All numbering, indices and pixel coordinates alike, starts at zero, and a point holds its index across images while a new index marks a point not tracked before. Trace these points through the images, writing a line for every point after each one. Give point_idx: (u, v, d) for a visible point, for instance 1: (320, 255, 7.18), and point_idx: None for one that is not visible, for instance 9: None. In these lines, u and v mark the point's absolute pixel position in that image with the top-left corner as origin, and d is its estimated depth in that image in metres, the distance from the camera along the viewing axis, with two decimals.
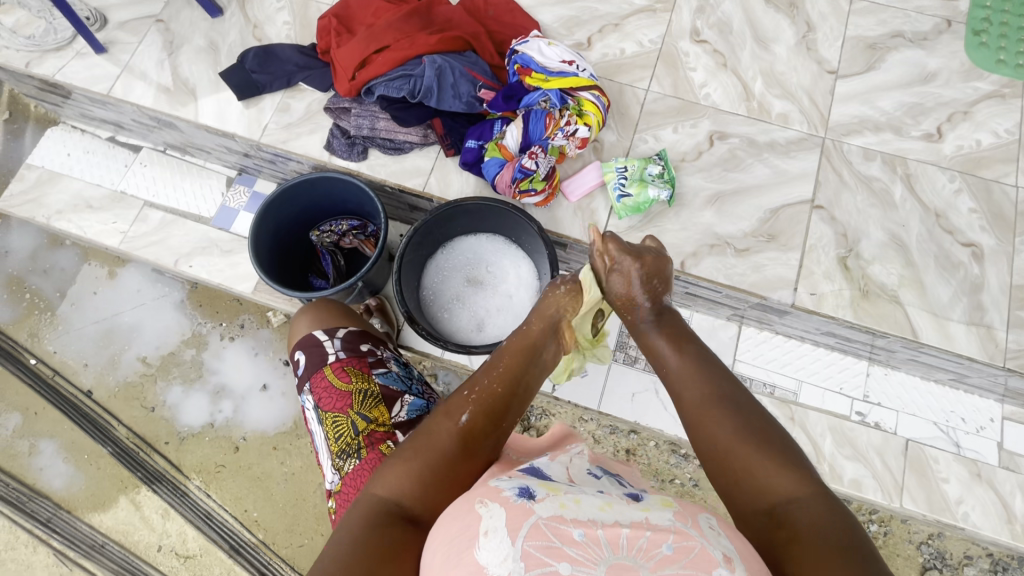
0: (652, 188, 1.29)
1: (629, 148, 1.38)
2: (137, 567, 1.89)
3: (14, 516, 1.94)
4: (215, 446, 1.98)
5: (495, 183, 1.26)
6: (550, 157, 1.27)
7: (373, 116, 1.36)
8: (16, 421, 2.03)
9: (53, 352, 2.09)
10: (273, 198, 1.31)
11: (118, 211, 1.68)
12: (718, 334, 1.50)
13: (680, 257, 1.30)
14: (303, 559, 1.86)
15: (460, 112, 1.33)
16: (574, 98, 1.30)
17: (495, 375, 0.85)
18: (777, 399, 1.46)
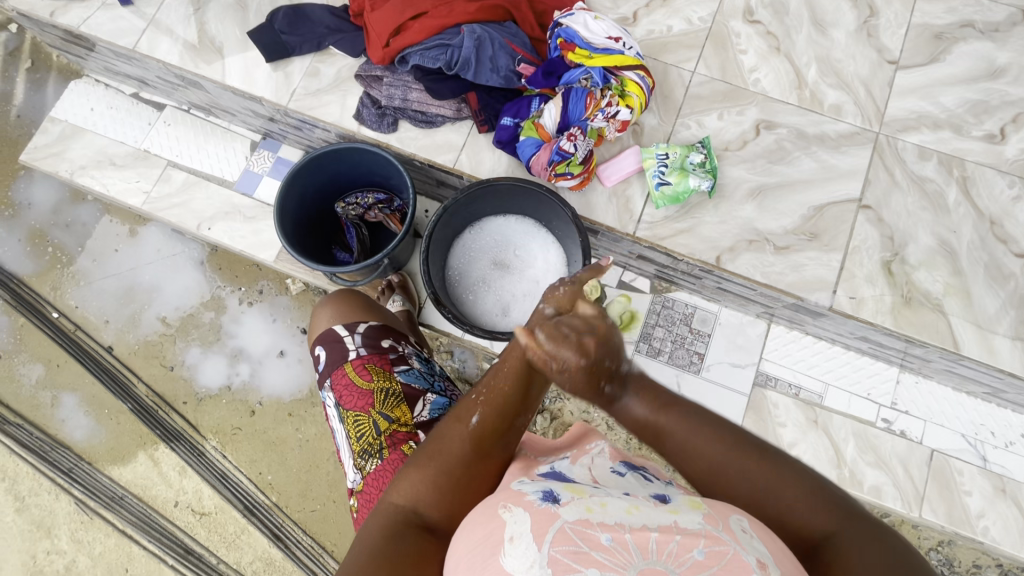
0: (693, 178, 1.23)
1: (671, 134, 1.31)
2: (153, 521, 1.93)
3: (38, 463, 1.99)
4: (232, 409, 2.00)
5: (530, 164, 1.22)
6: (589, 139, 1.21)
7: (406, 86, 1.31)
8: (40, 372, 2.07)
9: (75, 306, 2.11)
10: (300, 164, 1.28)
11: (141, 170, 1.66)
12: (746, 331, 1.48)
13: (716, 251, 1.26)
14: (315, 524, 1.89)
15: (496, 87, 1.28)
16: (617, 78, 1.23)
17: (504, 374, 0.76)
18: (801, 401, 1.43)
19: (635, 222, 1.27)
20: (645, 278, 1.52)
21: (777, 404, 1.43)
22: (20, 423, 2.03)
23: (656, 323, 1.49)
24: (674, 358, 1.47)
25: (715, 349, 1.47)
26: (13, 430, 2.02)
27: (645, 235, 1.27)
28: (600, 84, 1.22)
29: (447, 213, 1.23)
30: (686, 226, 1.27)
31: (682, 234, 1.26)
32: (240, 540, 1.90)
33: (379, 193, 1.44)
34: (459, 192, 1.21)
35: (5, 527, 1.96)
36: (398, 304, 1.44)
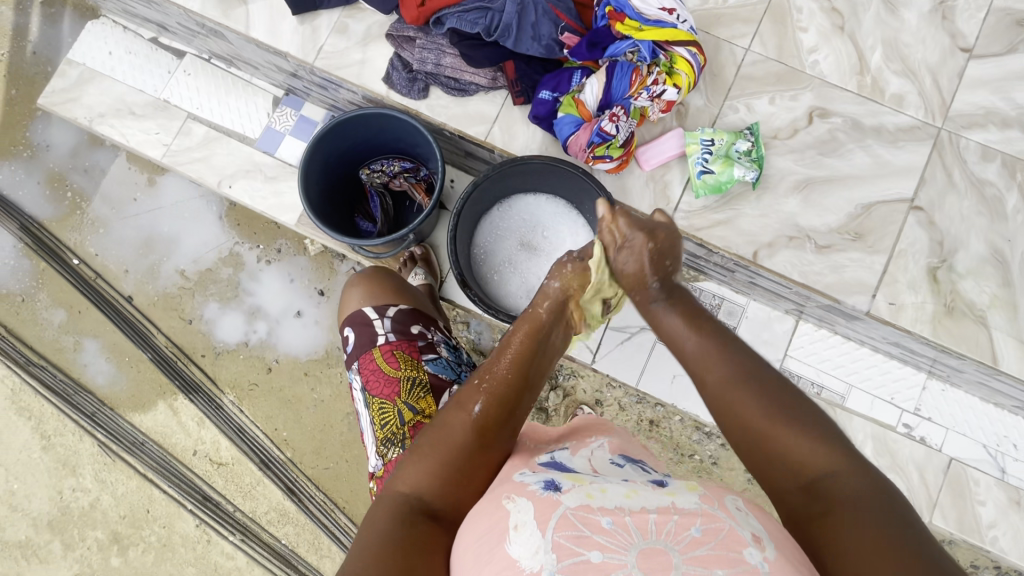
0: (738, 167, 1.16)
1: (717, 116, 1.23)
2: (173, 468, 1.99)
3: (62, 406, 2.05)
4: (249, 365, 2.03)
5: (568, 144, 1.15)
6: (631, 120, 1.15)
7: (440, 51, 1.24)
8: (62, 317, 2.10)
9: (95, 254, 2.11)
10: (325, 130, 1.23)
11: (161, 121, 1.61)
12: (773, 326, 1.44)
13: (754, 247, 1.21)
14: (328, 481, 1.95)
15: (536, 56, 1.20)
16: (666, 53, 1.15)
17: (501, 366, 0.80)
18: (822, 400, 1.41)
19: (671, 210, 1.22)
20: None
21: None
22: (44, 365, 2.08)
23: None
24: None
25: None
26: (38, 372, 2.07)
27: (681, 224, 1.22)
28: (647, 60, 1.13)
29: (477, 190, 1.18)
30: (725, 217, 1.21)
31: (720, 226, 1.21)
32: (256, 491, 1.96)
33: (406, 160, 1.39)
34: (490, 169, 1.15)
35: (32, 463, 2.04)
36: (419, 278, 1.41)
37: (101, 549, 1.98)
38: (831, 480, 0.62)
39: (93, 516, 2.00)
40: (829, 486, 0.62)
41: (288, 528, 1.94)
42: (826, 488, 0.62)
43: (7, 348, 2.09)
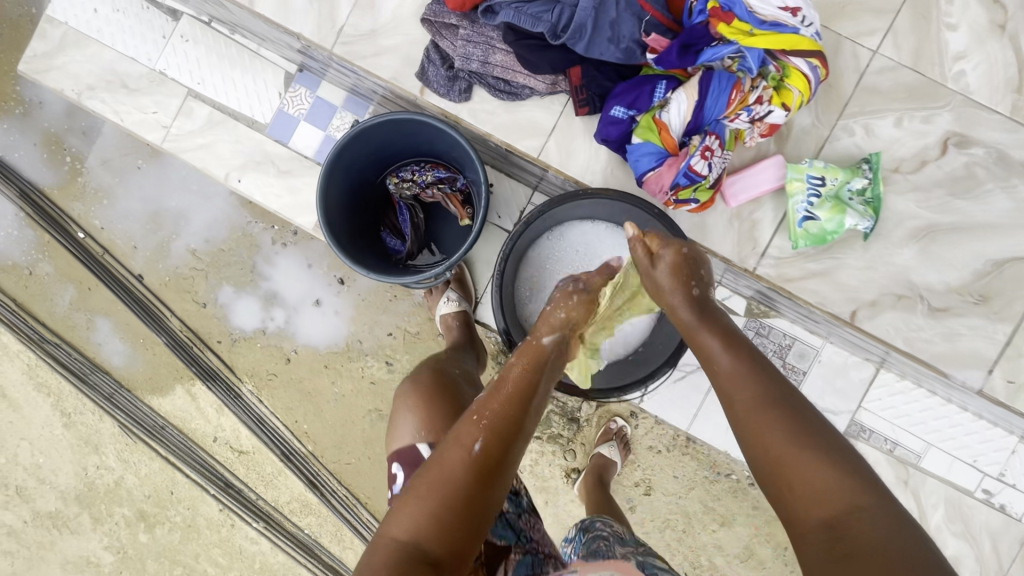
0: (851, 215, 0.95)
1: (827, 141, 1.00)
2: (193, 454, 1.96)
3: (79, 386, 2.00)
4: (268, 354, 1.94)
5: (645, 182, 0.93)
6: (726, 153, 0.94)
7: (489, 46, 1.00)
8: (71, 294, 2.00)
9: (101, 227, 1.97)
10: (345, 140, 1.04)
11: (159, 97, 1.40)
12: (849, 373, 1.28)
13: (852, 305, 1.02)
14: (350, 475, 1.91)
15: (612, 60, 0.95)
16: (778, 63, 0.91)
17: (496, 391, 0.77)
18: (894, 458, 1.28)
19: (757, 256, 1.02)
20: (740, 297, 1.29)
21: (865, 457, 1.28)
22: (58, 343, 2.00)
23: None
24: None
25: (808, 389, 1.29)
26: (53, 350, 2.00)
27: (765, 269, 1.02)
28: (752, 73, 0.90)
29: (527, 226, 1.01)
30: (821, 268, 1.01)
31: (814, 278, 1.01)
32: (277, 481, 1.94)
33: (440, 169, 1.18)
34: (544, 204, 0.98)
35: (55, 440, 2.03)
36: (453, 303, 1.26)
37: (128, 526, 2.01)
38: (857, 515, 0.57)
39: (118, 494, 2.01)
40: (853, 523, 0.57)
41: (311, 519, 1.93)
42: (852, 525, 0.57)
43: (18, 323, 2.00)
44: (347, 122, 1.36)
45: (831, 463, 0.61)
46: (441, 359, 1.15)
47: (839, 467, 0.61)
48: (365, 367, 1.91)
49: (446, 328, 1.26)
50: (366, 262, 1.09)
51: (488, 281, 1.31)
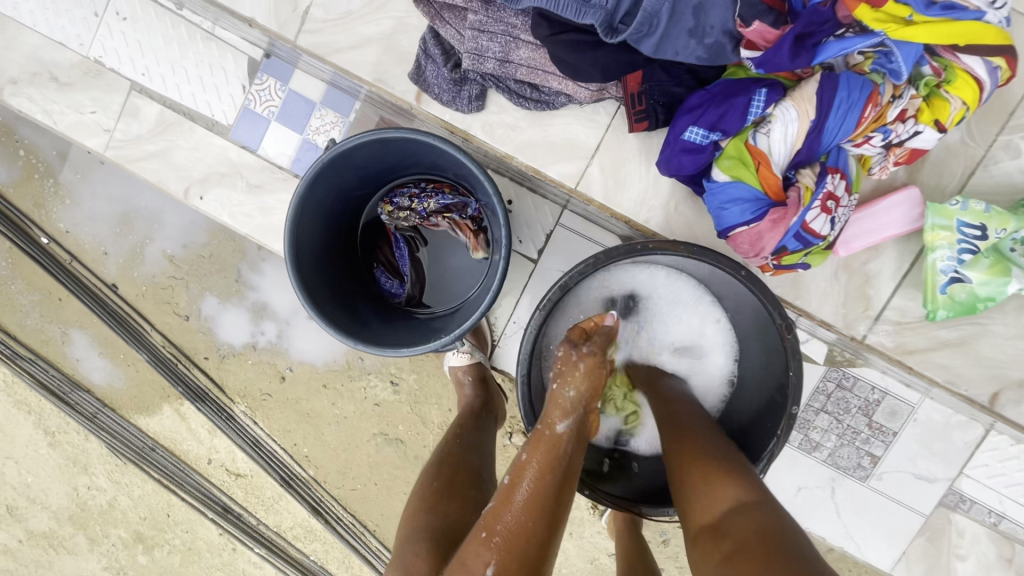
0: (1014, 279, 0.85)
1: (982, 163, 0.89)
2: (189, 479, 1.57)
3: (59, 405, 1.58)
4: (260, 372, 1.53)
5: (733, 236, 0.76)
6: (853, 197, 0.77)
7: (509, 41, 0.84)
8: (41, 303, 1.57)
9: (66, 231, 1.54)
10: (322, 164, 0.78)
11: (97, 93, 1.14)
12: (951, 435, 1.04)
13: (997, 385, 0.98)
14: (357, 503, 1.52)
15: (690, 60, 0.75)
16: (934, 65, 0.73)
17: (509, 501, 0.63)
18: (999, 533, 1.06)
19: (870, 320, 0.97)
20: (819, 341, 1.03)
21: (962, 531, 1.07)
22: (32, 358, 1.58)
23: (822, 408, 1.05)
24: (836, 457, 1.06)
25: (897, 453, 1.05)
26: (27, 367, 1.58)
27: (878, 336, 0.98)
28: (898, 78, 0.72)
29: (565, 290, 0.75)
30: (958, 338, 0.98)
31: (949, 349, 0.98)
32: (279, 505, 1.54)
33: (445, 193, 0.93)
34: (589, 264, 0.71)
35: (40, 461, 1.61)
36: (465, 355, 1.03)
37: (126, 548, 1.62)
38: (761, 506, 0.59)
39: (114, 516, 1.61)
40: (761, 513, 0.58)
41: (317, 545, 1.55)
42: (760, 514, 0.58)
43: None
44: (328, 122, 1.08)
45: (730, 477, 0.63)
46: (441, 507, 0.80)
47: (745, 478, 0.64)
48: (369, 387, 1.50)
49: (458, 384, 1.04)
50: (352, 319, 0.86)
51: (508, 322, 1.06)
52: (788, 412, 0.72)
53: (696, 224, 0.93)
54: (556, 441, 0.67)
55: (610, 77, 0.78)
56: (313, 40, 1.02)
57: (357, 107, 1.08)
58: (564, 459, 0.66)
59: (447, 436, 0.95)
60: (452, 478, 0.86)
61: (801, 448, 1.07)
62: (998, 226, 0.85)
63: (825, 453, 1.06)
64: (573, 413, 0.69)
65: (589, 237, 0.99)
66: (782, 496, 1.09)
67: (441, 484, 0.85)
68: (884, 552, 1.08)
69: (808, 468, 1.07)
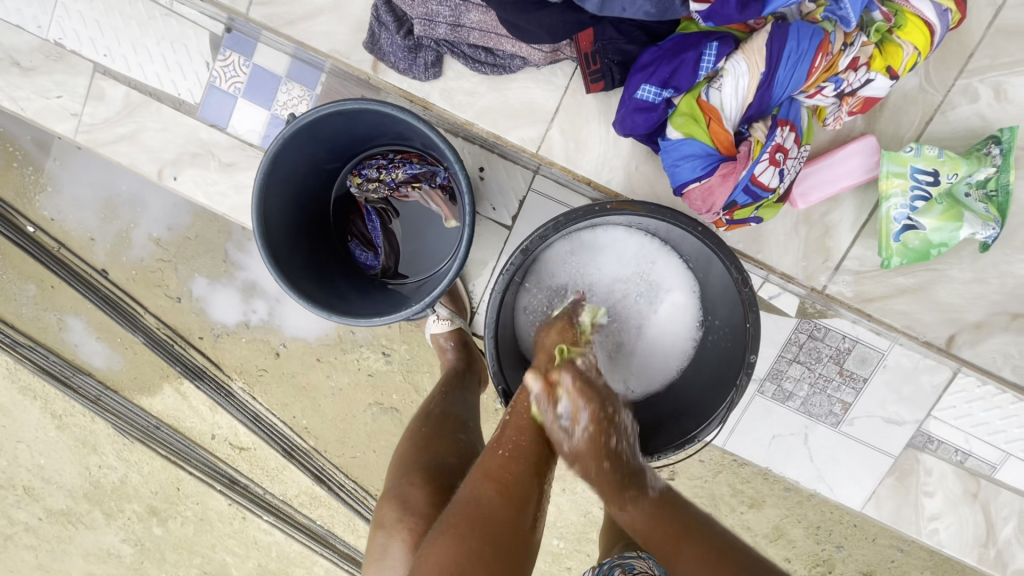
0: (966, 223, 0.86)
1: (940, 109, 0.89)
2: (194, 454, 1.62)
3: (62, 389, 1.62)
4: (253, 349, 1.56)
5: (687, 194, 0.77)
6: (804, 150, 0.78)
7: (459, 4, 0.86)
8: (33, 291, 1.59)
9: (50, 219, 1.53)
10: (285, 139, 0.79)
11: (60, 77, 1.12)
12: (919, 378, 1.07)
13: (954, 328, 1.03)
14: (357, 469, 1.58)
15: (641, 15, 0.73)
16: (885, 8, 0.73)
17: (524, 427, 0.69)
18: (965, 470, 1.11)
19: (829, 271, 1.01)
20: (790, 294, 1.05)
21: (930, 470, 1.11)
22: (32, 346, 1.61)
23: (794, 358, 1.07)
24: (808, 405, 1.10)
25: (868, 399, 1.08)
26: (28, 355, 1.61)
27: (838, 285, 1.02)
28: (848, 26, 0.71)
29: (527, 254, 0.76)
30: (917, 284, 1.02)
31: (907, 296, 1.02)
32: (284, 475, 1.60)
33: (413, 163, 0.93)
34: (549, 228, 0.73)
35: (50, 443, 1.67)
36: (445, 322, 1.04)
37: (142, 520, 1.69)
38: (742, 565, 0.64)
39: (126, 491, 1.68)
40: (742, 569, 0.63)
41: (322, 510, 1.61)
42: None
43: None
44: (295, 95, 1.07)
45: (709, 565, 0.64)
46: (430, 448, 0.88)
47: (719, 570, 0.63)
48: (362, 359, 1.53)
49: (440, 350, 1.06)
50: (326, 291, 0.88)
51: (485, 289, 1.08)
52: (745, 361, 0.74)
53: (656, 182, 0.95)
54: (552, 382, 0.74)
55: (559, 40, 0.78)
56: (272, 14, 1.02)
57: (322, 79, 1.06)
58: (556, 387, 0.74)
59: (434, 391, 0.99)
60: (440, 423, 0.92)
61: (775, 398, 1.10)
62: (951, 171, 0.86)
63: (798, 402, 1.09)
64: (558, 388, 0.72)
65: (560, 201, 0.99)
66: (756, 444, 1.13)
67: (429, 428, 0.91)
68: (854, 492, 1.13)
69: (782, 417, 1.11)
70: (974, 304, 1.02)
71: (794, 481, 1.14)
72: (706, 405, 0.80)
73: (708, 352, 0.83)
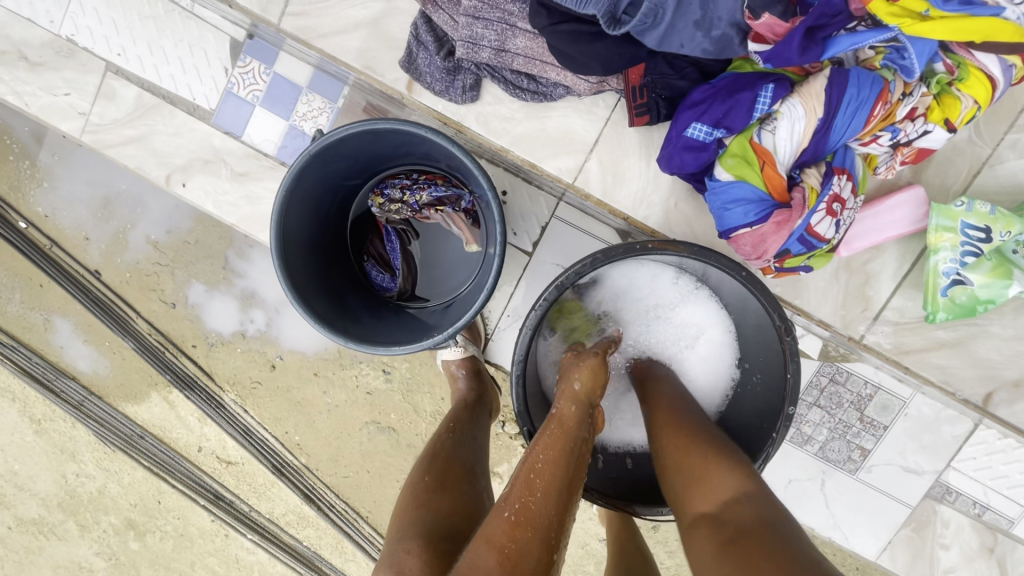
0: (1017, 281, 0.85)
1: (988, 163, 0.89)
2: (178, 466, 1.55)
3: (43, 392, 1.55)
4: (248, 361, 1.50)
5: (736, 237, 0.75)
6: (859, 199, 0.76)
7: (506, 29, 0.83)
8: (20, 289, 1.51)
9: (44, 215, 1.48)
10: (307, 156, 0.75)
11: (70, 73, 1.08)
12: (941, 429, 1.05)
13: (990, 386, 1.01)
14: (350, 490, 1.51)
15: (698, 51, 0.73)
16: (947, 59, 0.72)
17: (531, 477, 0.60)
18: (982, 524, 1.08)
19: (868, 321, 0.99)
20: (815, 336, 1.03)
21: (947, 522, 1.09)
22: (13, 346, 1.53)
23: (815, 402, 1.05)
24: (827, 451, 1.07)
25: (887, 447, 1.06)
26: (9, 355, 1.54)
27: (876, 336, 1.00)
28: (910, 76, 0.71)
29: (561, 290, 0.72)
30: (955, 339, 1.00)
31: (945, 350, 1.00)
32: (271, 492, 1.53)
33: (438, 185, 0.90)
34: (588, 263, 0.69)
35: (26, 448, 1.59)
36: (459, 349, 1.01)
37: (118, 534, 1.61)
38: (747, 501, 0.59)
39: (104, 503, 1.59)
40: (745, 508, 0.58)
41: (309, 531, 1.54)
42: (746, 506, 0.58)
43: None
44: (316, 107, 1.04)
45: (719, 452, 0.65)
46: (431, 504, 0.76)
47: (739, 471, 0.63)
48: (360, 375, 1.48)
49: (451, 377, 1.02)
50: (341, 313, 0.84)
51: (501, 315, 1.04)
52: (784, 412, 0.71)
53: (695, 221, 0.92)
54: (567, 425, 0.66)
55: (612, 72, 0.76)
56: (301, 23, 0.99)
57: (345, 92, 1.03)
58: (579, 441, 0.64)
59: (440, 429, 0.93)
60: (443, 472, 0.82)
61: (794, 442, 1.07)
62: (1003, 228, 0.85)
63: (817, 446, 1.06)
64: (583, 400, 0.68)
65: (584, 229, 0.97)
66: (774, 489, 1.09)
67: (433, 479, 0.81)
68: (870, 542, 1.10)
69: (799, 461, 1.08)
70: (1013, 362, 1.00)
71: (809, 527, 1.10)
72: (739, 452, 0.77)
73: (743, 399, 0.80)
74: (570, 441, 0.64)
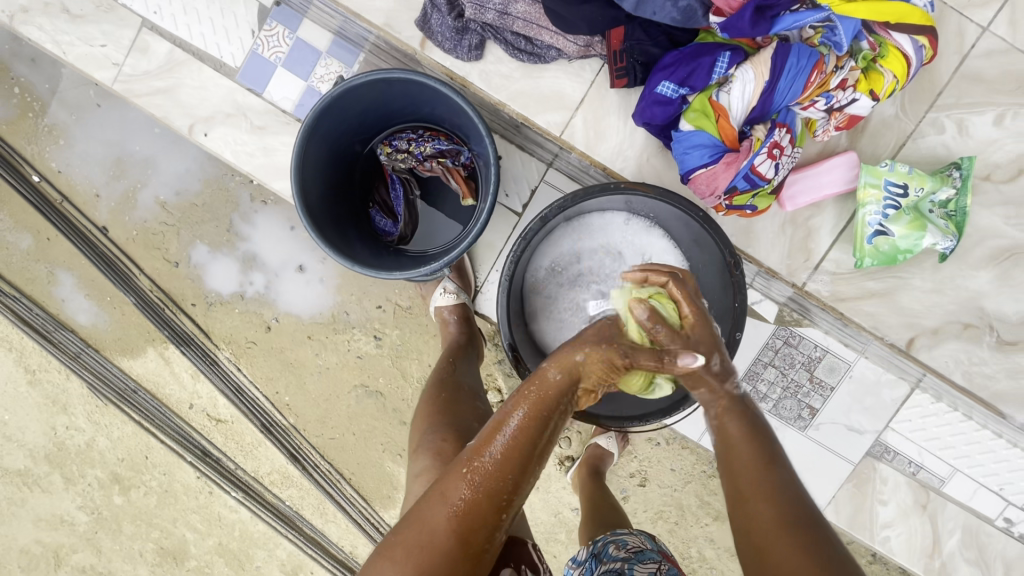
0: (930, 232, 0.99)
1: (911, 137, 1.04)
2: (168, 421, 1.52)
3: (41, 343, 1.51)
4: (245, 321, 1.47)
5: (694, 179, 0.89)
6: (797, 151, 0.91)
7: None
8: (27, 243, 1.48)
9: (59, 171, 1.45)
10: (329, 97, 0.85)
11: (107, 27, 1.18)
12: (881, 392, 1.16)
13: (912, 332, 1.12)
14: (335, 451, 1.49)
15: (669, 21, 0.88)
16: (874, 38, 0.85)
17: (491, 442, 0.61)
18: (916, 482, 1.19)
19: (809, 269, 1.10)
20: (771, 302, 1.15)
21: (885, 479, 1.19)
22: (15, 298, 1.49)
23: (769, 362, 1.16)
24: (780, 409, 1.18)
25: (834, 407, 1.17)
26: (11, 305, 1.49)
27: (818, 284, 1.10)
28: (840, 50, 0.83)
29: (543, 224, 0.86)
30: (882, 288, 1.11)
31: (872, 298, 1.11)
32: (259, 451, 1.50)
33: (440, 140, 1.01)
34: (568, 199, 0.83)
35: (19, 399, 1.55)
36: (451, 295, 1.10)
37: (103, 488, 1.56)
38: None
39: (91, 456, 1.55)
40: None
41: (293, 490, 1.51)
42: None
43: None
44: (333, 71, 1.15)
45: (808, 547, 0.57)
46: (454, 411, 0.94)
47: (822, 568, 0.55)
48: (352, 340, 1.46)
49: (442, 323, 1.11)
50: (344, 244, 0.93)
51: (490, 270, 1.15)
52: (731, 337, 0.86)
53: (664, 173, 1.04)
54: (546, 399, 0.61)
55: (596, 31, 0.90)
56: None
57: (360, 59, 1.15)
58: (556, 412, 0.61)
59: (441, 360, 1.04)
60: (457, 390, 0.98)
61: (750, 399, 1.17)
62: (918, 186, 1.01)
63: (770, 403, 1.17)
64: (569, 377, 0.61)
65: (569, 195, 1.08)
66: None
67: (448, 395, 0.97)
68: (818, 495, 1.20)
69: None
70: (931, 311, 1.11)
71: None
72: None
73: None
74: (550, 411, 0.61)
